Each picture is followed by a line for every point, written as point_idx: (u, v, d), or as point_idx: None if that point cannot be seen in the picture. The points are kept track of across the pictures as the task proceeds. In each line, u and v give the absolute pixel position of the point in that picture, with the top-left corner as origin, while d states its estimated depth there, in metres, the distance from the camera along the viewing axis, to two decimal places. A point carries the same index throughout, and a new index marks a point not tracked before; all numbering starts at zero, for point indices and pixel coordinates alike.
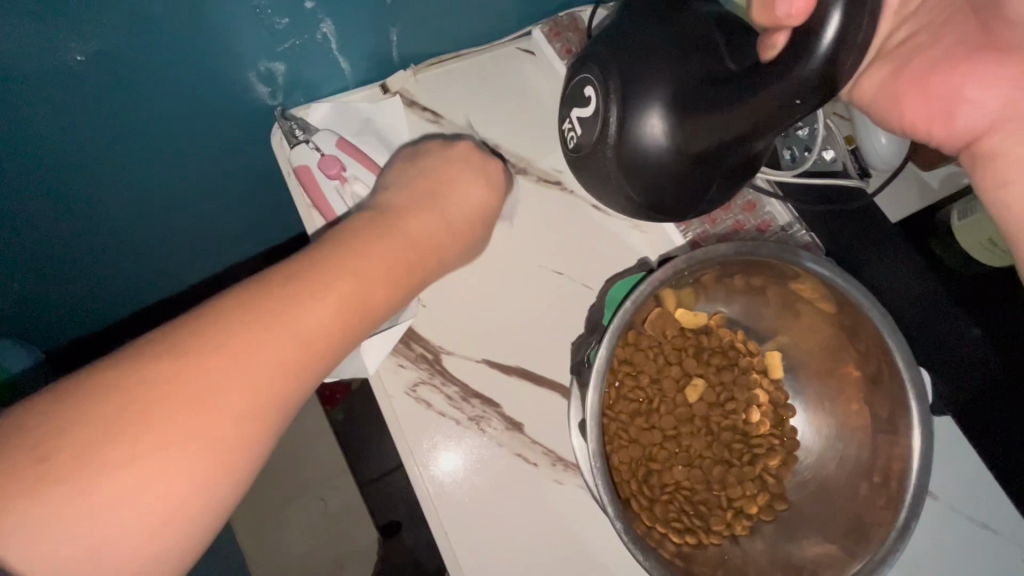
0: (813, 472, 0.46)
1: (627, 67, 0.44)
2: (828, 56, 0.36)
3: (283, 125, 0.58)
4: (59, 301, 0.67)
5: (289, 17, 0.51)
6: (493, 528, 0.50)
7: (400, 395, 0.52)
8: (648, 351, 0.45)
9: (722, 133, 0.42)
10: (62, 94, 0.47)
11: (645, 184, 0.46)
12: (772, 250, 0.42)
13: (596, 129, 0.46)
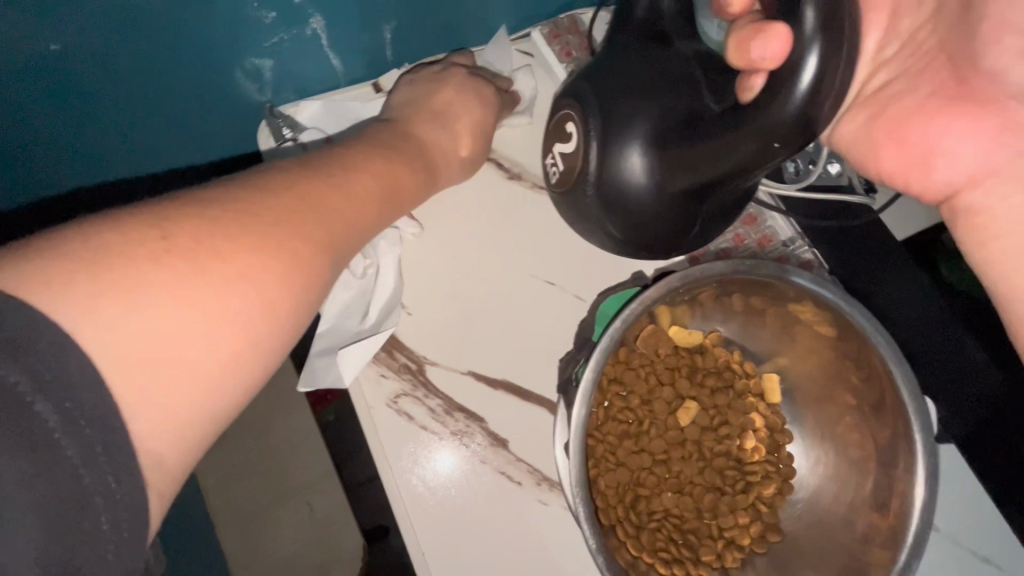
0: (809, 502, 0.43)
1: (608, 102, 0.44)
2: (804, 101, 0.36)
3: (270, 122, 0.56)
4: None
5: (275, 11, 0.50)
6: (473, 547, 0.48)
7: (380, 405, 0.50)
8: (639, 370, 0.43)
9: (703, 173, 0.41)
10: (34, 81, 0.46)
11: (628, 224, 0.45)
12: (769, 269, 0.40)
13: (577, 163, 0.45)
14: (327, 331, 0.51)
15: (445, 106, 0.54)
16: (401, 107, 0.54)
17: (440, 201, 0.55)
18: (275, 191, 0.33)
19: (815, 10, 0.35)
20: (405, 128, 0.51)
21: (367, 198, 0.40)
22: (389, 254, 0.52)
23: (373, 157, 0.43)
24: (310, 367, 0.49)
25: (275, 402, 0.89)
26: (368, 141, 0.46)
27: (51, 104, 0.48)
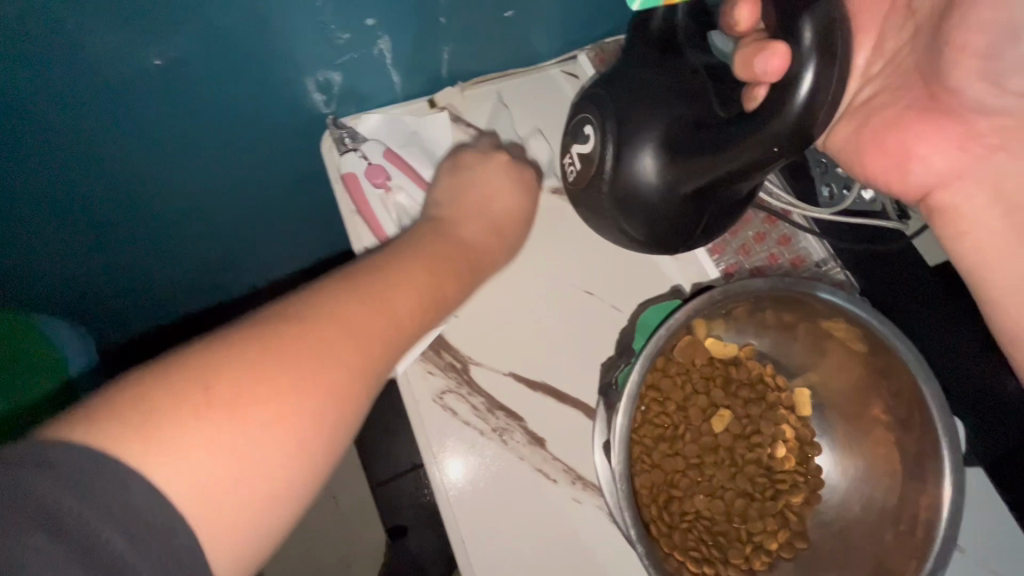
0: (836, 512, 0.45)
1: (624, 107, 0.47)
2: (804, 109, 0.39)
3: (334, 132, 0.61)
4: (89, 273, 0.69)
5: (349, 33, 0.54)
6: (511, 544, 0.50)
7: (430, 410, 0.53)
8: (675, 377, 0.46)
9: (708, 172, 0.45)
10: (130, 86, 0.51)
11: (637, 219, 0.49)
12: (795, 283, 0.42)
13: (595, 164, 0.48)
14: None
15: (492, 191, 0.55)
16: (446, 202, 0.54)
17: None
18: (339, 293, 0.37)
19: (812, 30, 0.38)
20: (446, 221, 0.52)
21: (423, 284, 0.43)
22: None
23: (412, 260, 0.44)
24: None
25: None
26: (407, 245, 0.46)
27: (141, 107, 0.54)
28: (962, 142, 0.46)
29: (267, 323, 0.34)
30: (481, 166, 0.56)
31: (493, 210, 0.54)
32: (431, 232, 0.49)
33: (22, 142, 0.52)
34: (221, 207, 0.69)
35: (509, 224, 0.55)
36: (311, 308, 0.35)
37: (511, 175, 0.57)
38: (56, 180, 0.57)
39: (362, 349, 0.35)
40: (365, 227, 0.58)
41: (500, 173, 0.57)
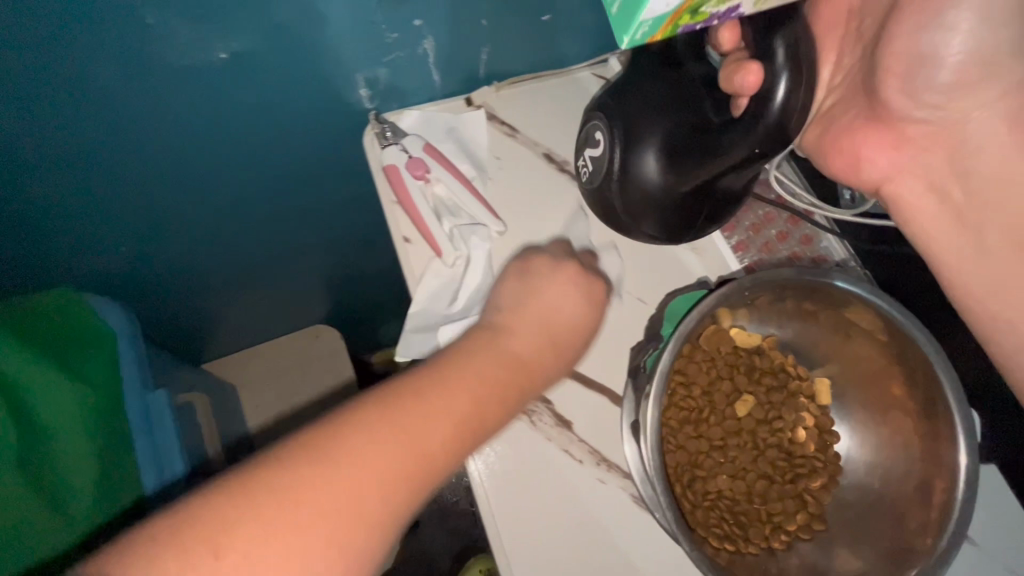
0: (852, 495, 0.47)
1: (629, 114, 0.52)
2: (780, 114, 0.46)
3: (376, 126, 0.64)
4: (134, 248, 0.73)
5: (398, 32, 0.57)
6: (541, 530, 0.52)
7: (497, 489, 0.52)
8: (702, 363, 0.48)
9: (705, 171, 0.50)
10: (193, 77, 0.55)
11: (642, 215, 0.54)
12: (810, 274, 0.45)
13: (606, 165, 0.53)
14: (417, 312, 0.57)
15: (553, 296, 0.53)
16: (507, 308, 0.52)
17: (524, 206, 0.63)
18: (384, 411, 0.40)
19: (782, 49, 0.45)
20: (499, 334, 0.49)
21: (466, 398, 0.43)
22: (478, 247, 0.59)
23: (454, 389, 0.43)
24: (406, 340, 0.56)
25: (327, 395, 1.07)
26: (459, 366, 0.45)
27: (200, 97, 0.57)
28: (897, 146, 0.54)
29: (315, 455, 0.36)
30: (544, 273, 0.54)
31: (550, 323, 0.52)
32: (484, 352, 0.47)
33: (92, 124, 0.56)
34: (264, 194, 0.74)
35: (568, 339, 0.52)
36: (347, 446, 0.37)
37: (579, 286, 0.54)
38: (120, 164, 0.61)
39: (396, 473, 0.38)
40: (404, 217, 0.61)
41: (565, 282, 0.54)
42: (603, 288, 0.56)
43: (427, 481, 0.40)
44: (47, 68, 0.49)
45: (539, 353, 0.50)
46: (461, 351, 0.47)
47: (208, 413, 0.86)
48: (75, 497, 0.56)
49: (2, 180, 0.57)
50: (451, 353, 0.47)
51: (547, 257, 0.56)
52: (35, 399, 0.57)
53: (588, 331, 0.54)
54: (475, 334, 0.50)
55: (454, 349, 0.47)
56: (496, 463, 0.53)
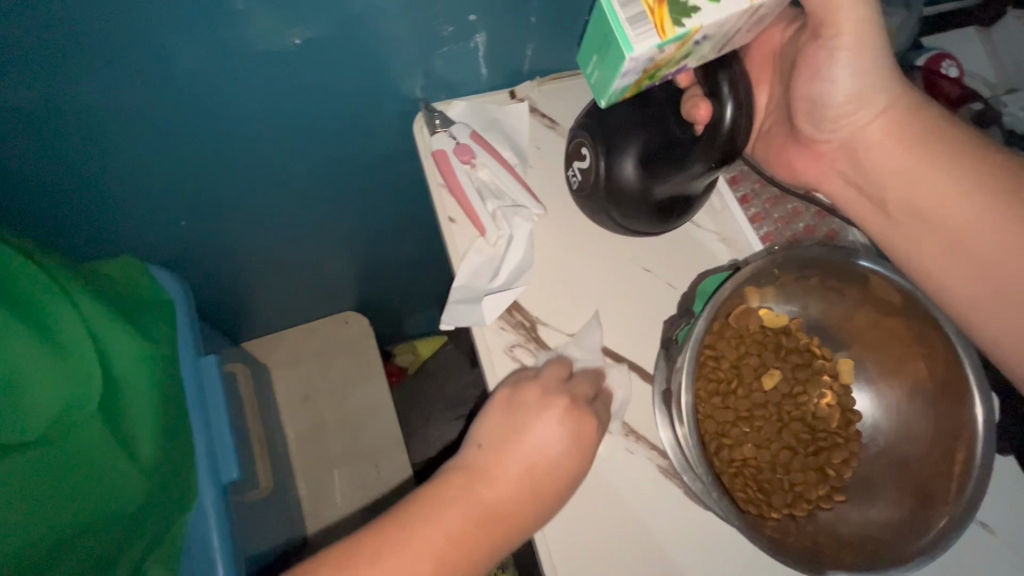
0: (871, 468, 0.50)
1: (608, 131, 0.56)
2: (729, 135, 0.50)
3: (426, 114, 0.68)
4: (193, 217, 0.78)
5: (453, 26, 0.62)
6: (576, 516, 0.54)
7: (557, 543, 0.53)
8: (731, 340, 0.51)
9: (674, 180, 0.55)
10: (270, 60, 0.59)
11: (625, 218, 0.60)
12: (837, 253, 0.47)
13: (593, 176, 0.59)
14: (461, 286, 0.62)
15: (529, 420, 0.52)
16: (488, 445, 0.51)
17: (562, 194, 0.66)
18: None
19: (728, 89, 0.49)
20: (478, 478, 0.49)
21: (430, 559, 0.44)
22: (521, 228, 0.63)
23: (421, 543, 0.44)
24: (450, 310, 0.60)
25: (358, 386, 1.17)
26: (427, 518, 0.46)
27: (271, 79, 0.62)
28: (814, 159, 0.60)
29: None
30: (519, 395, 0.53)
31: (529, 467, 0.50)
32: (459, 499, 0.47)
33: (172, 99, 0.60)
34: (316, 175, 0.79)
35: (548, 483, 0.50)
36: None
37: (564, 422, 0.52)
38: (192, 140, 0.66)
39: None
40: (451, 199, 0.65)
41: (548, 423, 0.52)
42: (594, 423, 0.53)
43: None
44: (141, 49, 0.54)
45: (515, 499, 0.49)
46: (429, 491, 0.48)
47: (248, 385, 0.91)
48: (142, 443, 0.60)
49: (90, 147, 0.62)
50: (422, 498, 0.47)
51: (538, 387, 0.54)
52: (116, 359, 0.60)
53: (575, 478, 0.52)
54: (458, 474, 0.49)
55: (425, 494, 0.48)
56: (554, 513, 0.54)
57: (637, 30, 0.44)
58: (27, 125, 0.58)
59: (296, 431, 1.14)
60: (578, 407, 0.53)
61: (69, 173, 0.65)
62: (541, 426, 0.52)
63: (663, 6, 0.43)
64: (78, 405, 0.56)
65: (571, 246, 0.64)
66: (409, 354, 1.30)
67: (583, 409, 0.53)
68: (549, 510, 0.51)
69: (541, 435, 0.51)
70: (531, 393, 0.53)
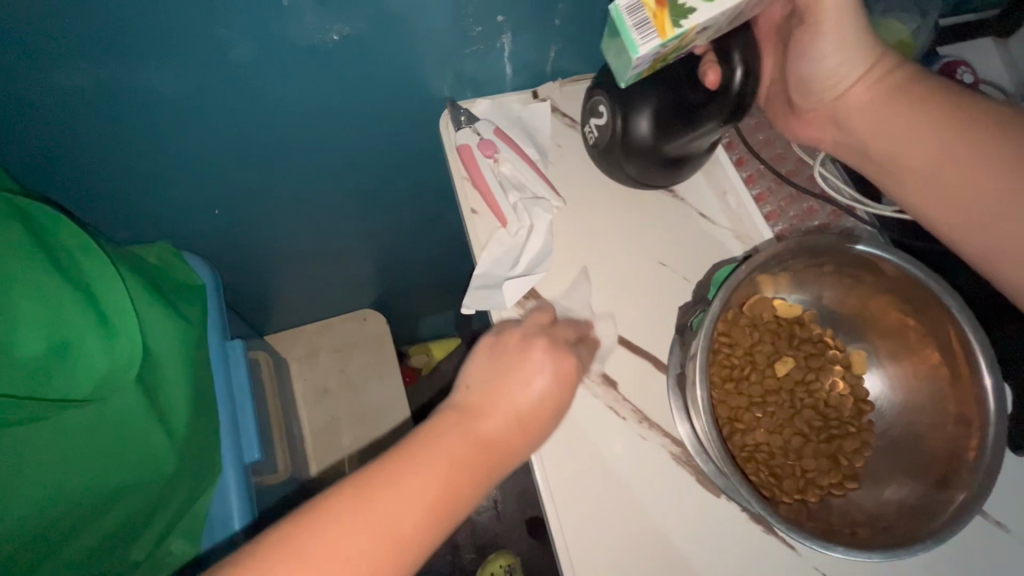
0: (882, 458, 0.50)
1: (628, 90, 0.58)
2: (738, 95, 0.55)
3: (453, 111, 0.71)
4: (224, 206, 0.82)
5: (481, 27, 0.65)
6: (589, 502, 0.55)
7: (575, 539, 0.54)
8: (745, 328, 0.52)
9: (684, 138, 0.58)
10: (309, 55, 0.62)
11: (639, 169, 0.63)
12: (852, 243, 0.49)
13: (610, 132, 0.62)
14: (482, 273, 0.64)
15: (518, 358, 0.52)
16: (475, 387, 0.51)
17: (581, 188, 0.68)
18: (344, 510, 0.41)
19: (740, 56, 0.54)
20: (469, 414, 0.49)
21: (428, 481, 0.44)
22: (541, 219, 0.65)
23: (422, 472, 0.44)
24: (471, 295, 0.62)
25: (375, 379, 1.19)
26: (425, 455, 0.45)
27: (308, 74, 0.65)
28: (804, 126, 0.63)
29: (297, 542, 0.40)
30: (501, 348, 0.53)
31: (518, 407, 0.50)
32: (451, 432, 0.47)
33: (214, 89, 0.64)
34: (344, 169, 0.82)
35: (537, 418, 0.51)
36: (326, 541, 0.40)
37: (550, 360, 0.52)
38: (231, 130, 0.70)
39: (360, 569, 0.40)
40: (474, 191, 0.68)
41: (533, 367, 0.52)
42: (574, 362, 0.53)
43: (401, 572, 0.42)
44: (189, 40, 0.58)
45: (507, 434, 0.49)
46: (421, 427, 0.48)
47: (270, 373, 0.94)
48: (173, 416, 0.63)
49: (139, 134, 0.66)
50: (414, 434, 0.47)
51: (520, 332, 0.54)
52: (154, 338, 0.63)
53: (562, 409, 0.52)
54: (448, 417, 0.49)
55: (416, 430, 0.48)
56: (571, 512, 0.54)
57: (642, 33, 0.48)
58: (84, 112, 0.62)
59: (312, 424, 1.16)
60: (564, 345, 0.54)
61: (117, 159, 0.69)
62: (532, 359, 0.52)
63: (662, 10, 0.47)
64: (116, 377, 0.58)
65: (588, 238, 0.66)
66: (423, 354, 1.30)
67: (565, 350, 0.53)
68: (538, 442, 0.51)
69: (532, 367, 0.52)
70: (514, 334, 0.54)
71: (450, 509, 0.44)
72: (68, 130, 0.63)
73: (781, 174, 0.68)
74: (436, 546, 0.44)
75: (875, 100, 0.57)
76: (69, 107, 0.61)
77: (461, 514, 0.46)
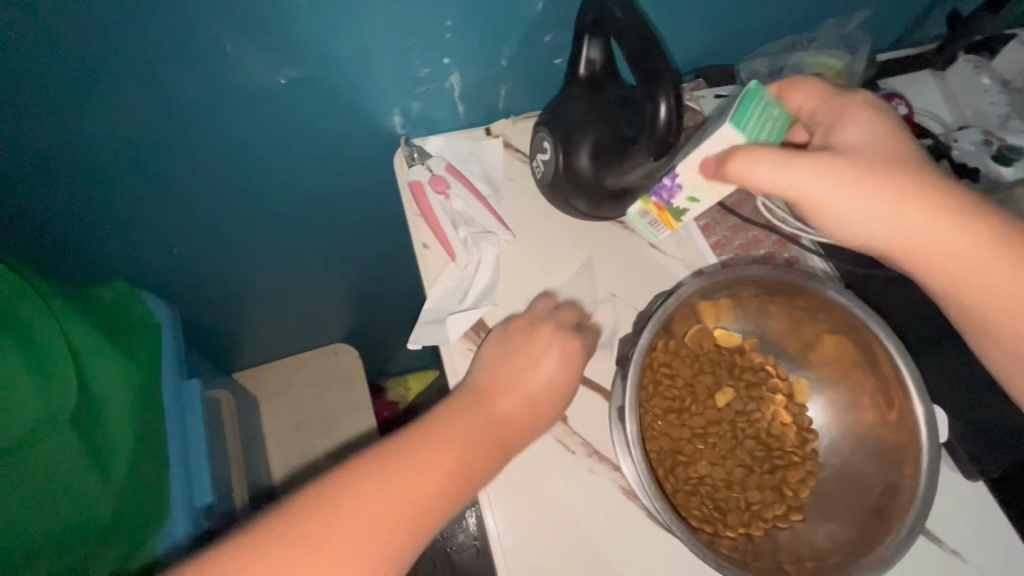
0: (829, 488, 0.50)
1: (566, 129, 0.61)
2: (664, 132, 0.54)
3: (405, 149, 0.71)
4: (185, 245, 0.81)
5: (429, 68, 0.66)
6: (539, 545, 0.54)
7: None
8: (686, 359, 0.52)
9: (624, 173, 0.60)
10: (260, 97, 0.64)
11: (588, 203, 0.65)
12: (783, 274, 0.49)
13: (554, 168, 0.64)
14: (432, 308, 0.64)
15: (530, 339, 0.57)
16: (489, 370, 0.55)
17: (531, 221, 0.69)
18: (373, 462, 0.46)
19: (664, 101, 0.53)
20: (484, 394, 0.53)
21: (446, 451, 0.48)
22: (490, 253, 0.66)
23: (439, 444, 0.48)
24: (420, 330, 0.62)
25: (346, 414, 1.17)
26: (444, 426, 0.50)
27: (261, 114, 0.66)
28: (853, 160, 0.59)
29: (330, 496, 0.43)
30: (507, 337, 0.58)
31: (528, 388, 0.54)
32: (470, 412, 0.51)
33: (167, 132, 0.65)
34: (306, 205, 0.82)
35: (546, 400, 0.55)
36: (351, 495, 0.43)
37: (559, 348, 0.56)
38: (188, 171, 0.71)
39: (380, 527, 0.43)
40: (425, 227, 0.68)
41: (542, 352, 0.56)
42: (580, 347, 0.57)
43: (410, 556, 0.45)
44: (136, 85, 0.59)
45: (518, 412, 0.53)
46: (442, 404, 0.53)
47: (230, 411, 0.92)
48: (113, 460, 0.61)
49: (93, 177, 0.67)
50: (431, 414, 0.52)
51: (527, 319, 0.59)
52: (98, 381, 0.62)
53: (568, 394, 0.56)
54: (459, 397, 0.53)
55: (433, 410, 0.52)
56: (518, 550, 0.53)
57: (655, 226, 0.65)
58: (37, 158, 0.62)
59: (281, 462, 1.13)
60: (564, 328, 0.58)
61: (74, 203, 0.69)
62: (545, 343, 0.56)
63: (664, 213, 0.62)
64: (52, 419, 0.58)
65: (539, 271, 0.66)
66: (399, 388, 1.29)
67: (570, 332, 0.58)
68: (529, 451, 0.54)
69: (543, 347, 0.56)
70: (523, 320, 0.59)
71: (467, 476, 0.48)
72: (15, 172, 0.63)
73: (726, 205, 0.69)
74: (449, 517, 0.48)
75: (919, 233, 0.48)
76: (19, 153, 0.61)
77: (480, 485, 0.50)
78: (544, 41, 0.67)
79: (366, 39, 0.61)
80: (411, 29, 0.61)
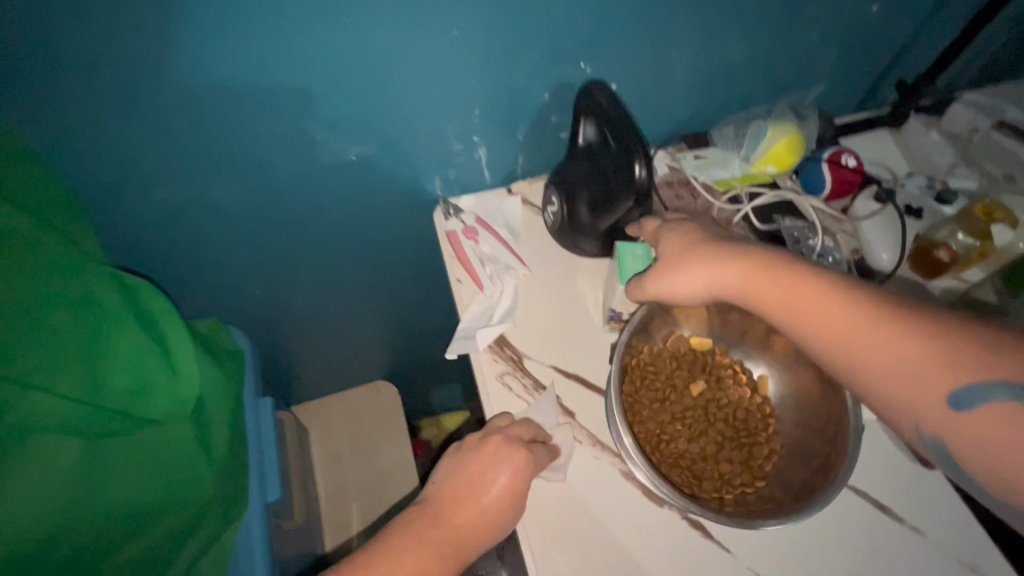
0: (787, 460, 0.61)
1: (570, 186, 0.79)
2: (641, 186, 0.72)
3: (444, 205, 0.91)
4: (265, 286, 1.00)
5: (462, 144, 0.86)
6: (554, 520, 0.65)
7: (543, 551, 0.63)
8: (667, 358, 0.65)
9: (614, 217, 0.77)
10: (335, 169, 0.84)
11: (587, 242, 0.82)
12: None
13: (561, 215, 0.81)
14: (464, 327, 0.79)
15: (486, 447, 0.65)
16: (449, 480, 0.63)
17: (545, 259, 0.85)
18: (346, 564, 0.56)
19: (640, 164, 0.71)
20: (441, 506, 0.61)
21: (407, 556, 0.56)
22: (511, 283, 0.82)
23: (404, 549, 0.57)
24: (455, 343, 0.78)
25: (385, 443, 1.30)
26: (403, 539, 0.58)
27: (334, 183, 0.86)
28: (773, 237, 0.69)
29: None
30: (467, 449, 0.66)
31: (484, 499, 0.61)
32: (430, 523, 0.59)
33: (264, 197, 0.84)
34: (361, 255, 1.01)
35: (500, 509, 0.62)
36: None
37: (511, 454, 0.64)
38: (275, 228, 0.90)
39: None
40: (459, 264, 0.85)
41: (496, 464, 0.63)
42: (530, 460, 0.64)
43: None
44: (249, 164, 0.79)
45: (473, 519, 0.60)
46: (405, 514, 0.61)
47: (291, 431, 1.07)
48: (215, 446, 0.76)
49: (207, 233, 0.87)
50: (397, 521, 0.60)
51: (481, 432, 0.67)
52: (206, 383, 0.77)
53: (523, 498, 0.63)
54: (421, 506, 0.61)
55: (400, 517, 0.61)
56: (538, 526, 0.65)
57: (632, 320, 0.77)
58: (170, 220, 0.83)
59: (326, 486, 1.26)
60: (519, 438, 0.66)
61: (188, 254, 0.89)
62: (499, 450, 0.64)
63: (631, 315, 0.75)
64: (178, 409, 0.72)
65: (551, 297, 0.82)
66: (433, 427, 1.42)
67: (520, 445, 0.64)
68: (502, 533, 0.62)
69: (498, 455, 0.64)
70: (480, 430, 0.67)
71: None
72: (151, 230, 0.83)
73: None
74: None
75: (766, 280, 0.60)
76: (158, 216, 0.81)
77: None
78: (551, 121, 0.87)
79: (416, 125, 0.81)
80: (449, 115, 0.81)
